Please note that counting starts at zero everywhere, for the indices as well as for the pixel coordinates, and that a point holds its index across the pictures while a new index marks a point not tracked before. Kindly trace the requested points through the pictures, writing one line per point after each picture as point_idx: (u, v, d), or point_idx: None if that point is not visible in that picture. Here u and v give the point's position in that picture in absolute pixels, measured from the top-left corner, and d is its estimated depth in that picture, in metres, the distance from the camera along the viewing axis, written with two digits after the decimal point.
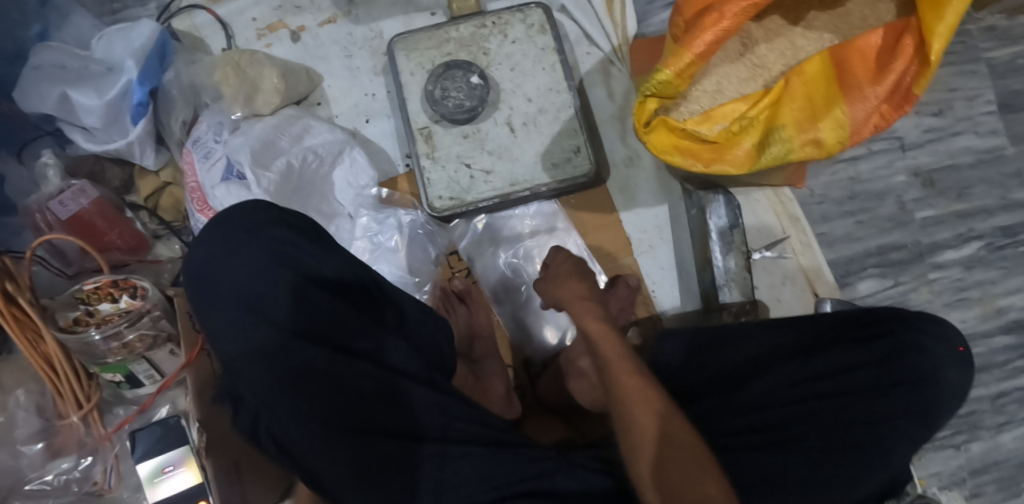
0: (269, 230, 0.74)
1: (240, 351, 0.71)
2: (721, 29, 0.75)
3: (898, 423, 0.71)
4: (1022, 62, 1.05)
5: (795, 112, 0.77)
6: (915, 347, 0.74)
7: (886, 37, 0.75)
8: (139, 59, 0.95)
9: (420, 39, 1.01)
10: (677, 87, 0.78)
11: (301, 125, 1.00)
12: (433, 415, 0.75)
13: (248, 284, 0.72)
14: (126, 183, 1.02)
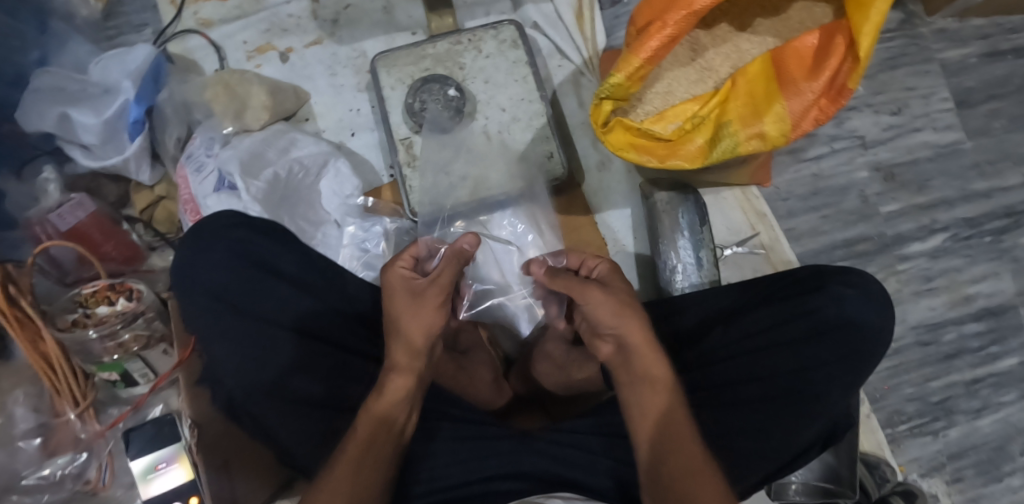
0: (227, 232, 0.81)
1: (217, 339, 0.77)
2: (665, 34, 0.84)
3: (831, 368, 0.75)
4: (972, 61, 1.16)
5: (740, 109, 0.89)
6: (841, 296, 0.77)
7: (821, 37, 0.86)
8: (135, 79, 1.00)
9: (400, 55, 1.06)
10: (629, 89, 0.88)
11: (287, 139, 1.03)
12: None
13: (212, 278, 0.79)
14: (122, 199, 1.08)
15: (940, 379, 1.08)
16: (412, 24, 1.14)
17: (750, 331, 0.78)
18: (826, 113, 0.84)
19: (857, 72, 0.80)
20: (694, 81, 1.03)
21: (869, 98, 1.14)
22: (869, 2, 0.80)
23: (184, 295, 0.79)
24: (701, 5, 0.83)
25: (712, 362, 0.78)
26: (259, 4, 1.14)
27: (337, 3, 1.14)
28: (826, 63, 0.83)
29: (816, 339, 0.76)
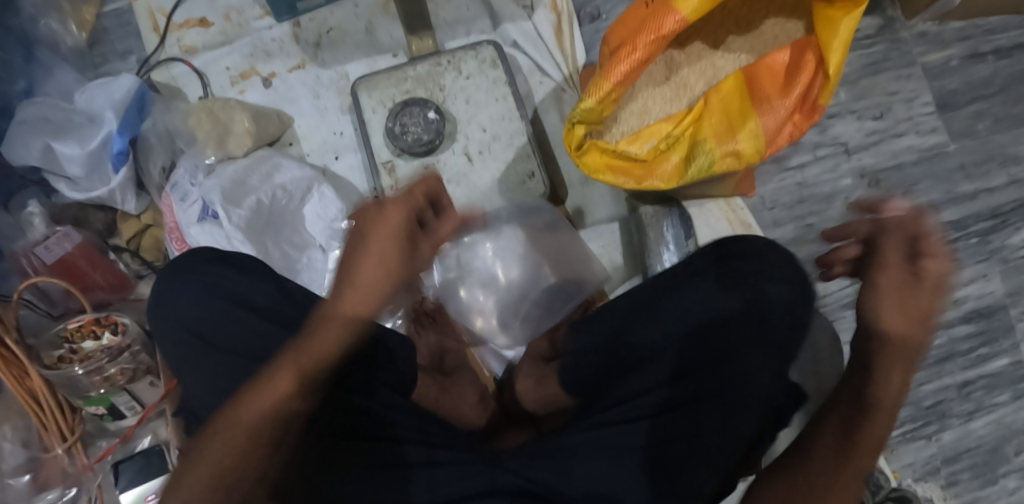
0: (203, 267, 0.78)
1: (189, 372, 0.74)
2: (635, 58, 0.93)
3: (751, 350, 0.73)
4: (955, 63, 1.14)
5: (715, 126, 0.96)
6: (743, 273, 0.75)
7: (791, 55, 0.97)
8: (118, 110, 1.02)
9: (380, 79, 1.07)
10: (600, 113, 0.94)
11: (271, 164, 1.04)
12: (410, 421, 0.75)
13: (192, 316, 0.76)
14: (109, 227, 1.08)
15: (932, 383, 1.08)
16: (393, 45, 1.13)
17: (659, 323, 0.76)
18: (798, 129, 0.92)
19: (828, 88, 0.89)
20: (668, 100, 1.05)
21: (851, 103, 1.14)
22: (836, 23, 0.88)
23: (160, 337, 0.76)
24: (667, 30, 0.92)
25: (634, 365, 0.77)
26: (241, 28, 1.14)
27: (319, 26, 1.13)
28: (798, 80, 0.92)
29: (726, 326, 0.74)
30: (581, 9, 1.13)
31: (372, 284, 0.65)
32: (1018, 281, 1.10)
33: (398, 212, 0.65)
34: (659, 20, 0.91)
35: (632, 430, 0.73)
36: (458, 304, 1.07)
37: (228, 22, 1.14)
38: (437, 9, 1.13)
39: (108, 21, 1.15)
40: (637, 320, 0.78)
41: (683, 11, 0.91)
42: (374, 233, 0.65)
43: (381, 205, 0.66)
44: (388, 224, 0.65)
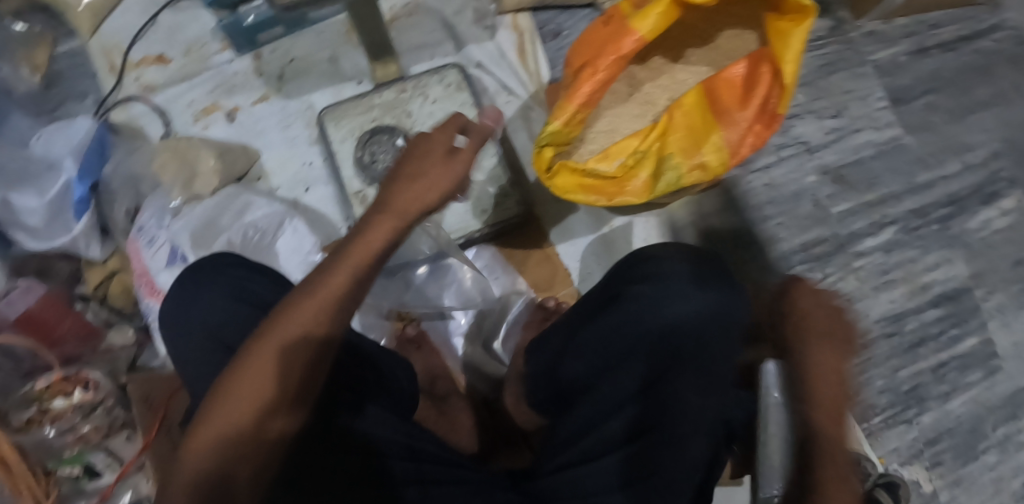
0: (229, 270, 0.74)
1: (207, 382, 0.70)
2: (597, 79, 0.95)
3: (677, 371, 0.66)
4: (903, 59, 1.19)
5: (679, 141, 0.98)
6: (683, 275, 0.69)
7: (747, 67, 0.97)
8: (78, 157, 0.99)
9: (347, 108, 1.07)
10: (568, 134, 0.97)
11: (242, 202, 1.02)
12: (399, 435, 0.71)
13: (213, 318, 0.72)
14: (75, 275, 1.05)
15: (908, 368, 1.11)
16: (357, 72, 1.12)
17: (609, 337, 0.69)
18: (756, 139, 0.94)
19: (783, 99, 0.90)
20: (634, 118, 1.08)
21: (809, 104, 1.17)
22: (789, 33, 0.90)
23: (181, 356, 0.72)
24: (626, 49, 0.94)
25: (599, 374, 0.69)
26: (201, 63, 1.12)
27: (282, 57, 1.12)
28: (756, 92, 0.94)
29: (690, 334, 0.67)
30: (543, 26, 1.14)
31: (374, 250, 0.61)
32: (979, 264, 1.14)
33: (422, 188, 0.62)
34: (618, 39, 0.94)
35: (603, 465, 0.67)
36: (442, 330, 1.08)
37: (188, 58, 1.12)
38: (400, 35, 1.13)
39: (63, 63, 1.12)
40: (582, 336, 0.71)
41: (640, 31, 0.93)
42: (352, 247, 0.61)
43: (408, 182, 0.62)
44: (359, 250, 0.61)
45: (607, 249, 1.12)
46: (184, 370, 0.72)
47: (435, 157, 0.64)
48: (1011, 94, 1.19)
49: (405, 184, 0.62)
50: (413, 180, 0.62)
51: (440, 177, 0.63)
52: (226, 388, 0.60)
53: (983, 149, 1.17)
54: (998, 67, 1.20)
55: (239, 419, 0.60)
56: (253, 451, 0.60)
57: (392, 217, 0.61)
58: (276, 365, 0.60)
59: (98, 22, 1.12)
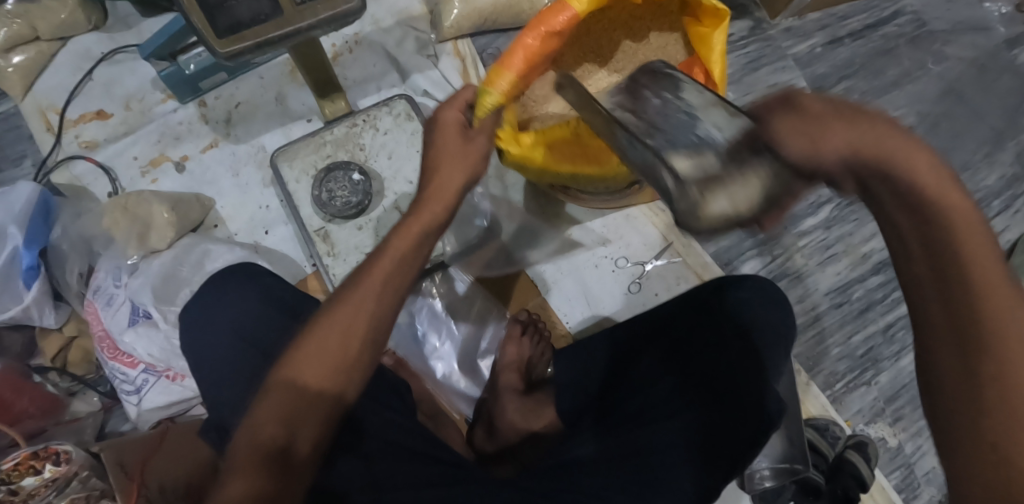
0: (262, 278, 0.79)
1: (236, 382, 0.73)
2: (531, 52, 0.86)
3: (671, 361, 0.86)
4: (819, 50, 1.28)
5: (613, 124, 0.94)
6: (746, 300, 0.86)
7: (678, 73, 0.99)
8: (22, 222, 0.95)
9: (299, 148, 1.06)
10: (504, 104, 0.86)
11: (200, 251, 1.00)
12: (395, 432, 0.79)
13: (241, 320, 0.76)
14: (29, 347, 1.00)
15: (860, 333, 1.19)
16: (306, 110, 1.13)
17: (619, 338, 0.94)
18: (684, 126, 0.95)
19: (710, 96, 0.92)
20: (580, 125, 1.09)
21: (740, 99, 1.24)
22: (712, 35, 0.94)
23: (204, 355, 0.76)
24: (557, 26, 0.86)
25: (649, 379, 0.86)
26: (144, 115, 1.10)
27: (227, 102, 1.11)
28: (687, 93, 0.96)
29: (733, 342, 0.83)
30: (483, 50, 1.16)
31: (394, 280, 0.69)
32: None
33: (453, 178, 0.74)
34: (547, 16, 0.86)
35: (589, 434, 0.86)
36: (418, 354, 1.10)
37: (129, 111, 1.10)
38: (344, 70, 1.15)
39: None
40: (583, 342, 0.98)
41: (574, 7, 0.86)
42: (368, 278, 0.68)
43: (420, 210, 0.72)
44: (382, 265, 0.69)
45: (568, 257, 1.15)
46: (207, 372, 0.75)
47: (451, 131, 0.76)
48: (917, 72, 1.29)
49: (437, 171, 0.74)
50: (441, 170, 0.74)
51: (461, 157, 0.74)
52: (276, 384, 0.65)
53: (900, 125, 1.27)
54: (903, 48, 1.30)
55: (277, 423, 0.63)
56: (284, 476, 0.60)
57: (435, 202, 0.73)
58: (324, 374, 0.65)
59: (30, 82, 1.08)
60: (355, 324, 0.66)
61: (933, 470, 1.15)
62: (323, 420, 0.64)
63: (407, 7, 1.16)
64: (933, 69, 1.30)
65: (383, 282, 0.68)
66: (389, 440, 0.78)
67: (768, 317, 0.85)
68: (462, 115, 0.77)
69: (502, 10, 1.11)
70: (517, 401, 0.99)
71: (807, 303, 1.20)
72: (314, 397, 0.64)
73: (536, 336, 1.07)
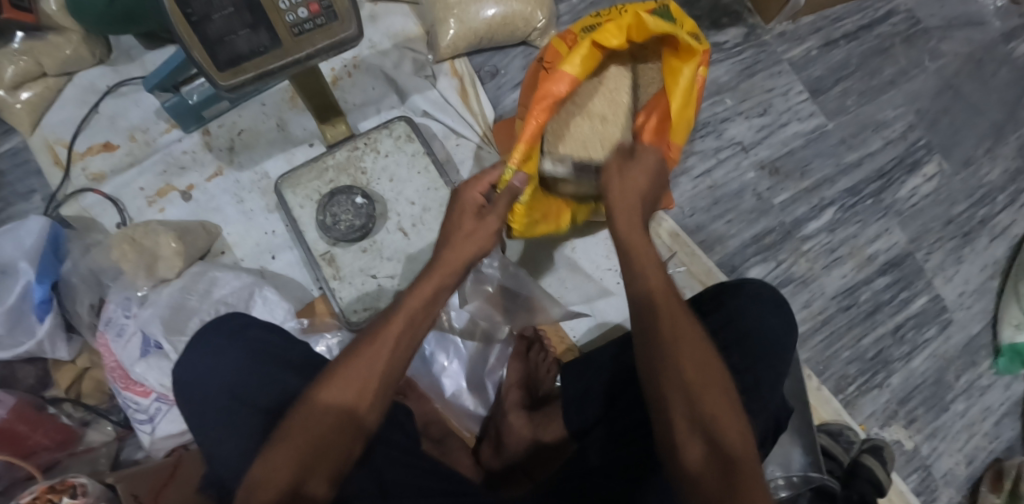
0: (249, 331, 0.80)
1: (231, 436, 0.74)
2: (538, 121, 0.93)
3: None
4: (814, 53, 1.28)
5: None
6: (747, 307, 0.90)
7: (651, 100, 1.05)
8: (33, 258, 0.97)
9: (302, 174, 1.06)
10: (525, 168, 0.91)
11: (208, 279, 1.01)
12: (402, 470, 0.79)
13: (233, 378, 0.76)
14: (43, 379, 1.01)
15: (870, 336, 1.20)
16: (308, 135, 1.14)
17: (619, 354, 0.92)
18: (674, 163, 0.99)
19: (685, 131, 0.97)
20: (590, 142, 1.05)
21: (737, 106, 1.24)
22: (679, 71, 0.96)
23: (196, 416, 0.76)
24: (559, 94, 0.94)
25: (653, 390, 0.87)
26: (148, 147, 1.12)
27: (230, 130, 1.13)
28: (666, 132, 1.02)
29: (735, 350, 0.87)
30: (480, 68, 1.19)
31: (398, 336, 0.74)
32: (914, 228, 1.24)
33: (460, 252, 0.79)
34: (550, 85, 0.93)
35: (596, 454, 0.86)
36: (426, 375, 1.08)
37: (134, 144, 1.12)
38: (344, 94, 1.16)
39: (5, 164, 1.11)
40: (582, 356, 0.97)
41: (568, 75, 0.94)
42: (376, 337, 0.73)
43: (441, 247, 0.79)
44: (395, 321, 0.74)
45: (573, 271, 1.15)
46: (199, 432, 0.76)
47: (467, 211, 0.82)
48: (914, 70, 1.30)
49: (450, 245, 0.79)
50: (453, 242, 0.80)
51: (468, 242, 0.80)
52: (285, 437, 0.69)
53: (899, 124, 1.28)
54: (898, 47, 1.31)
55: (296, 467, 0.67)
56: None
57: (440, 271, 0.78)
58: (344, 414, 0.70)
59: (38, 117, 1.11)
60: (368, 372, 0.72)
61: (949, 471, 1.18)
62: (340, 454, 0.69)
63: (403, 29, 1.18)
64: (929, 66, 1.31)
65: (395, 338, 0.73)
66: (391, 475, 0.78)
67: (770, 323, 0.89)
68: (478, 196, 0.84)
69: (497, 28, 1.13)
70: (521, 418, 0.98)
71: (814, 306, 1.20)
72: (328, 444, 0.69)
73: (542, 353, 1.07)
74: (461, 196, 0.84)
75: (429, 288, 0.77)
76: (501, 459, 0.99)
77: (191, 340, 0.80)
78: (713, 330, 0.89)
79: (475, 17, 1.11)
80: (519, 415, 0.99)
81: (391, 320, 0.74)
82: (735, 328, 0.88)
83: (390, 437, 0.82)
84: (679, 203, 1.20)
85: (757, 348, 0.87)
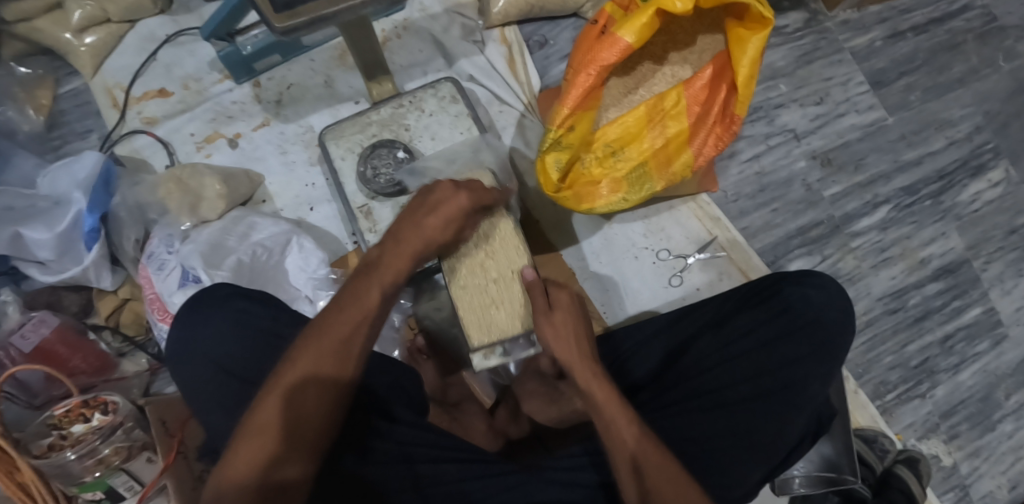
0: (232, 302, 0.77)
1: (219, 410, 0.73)
2: (585, 85, 0.92)
3: (722, 367, 0.81)
4: (878, 44, 1.23)
5: (701, 142, 0.98)
6: (806, 297, 0.83)
7: (716, 63, 0.97)
8: (86, 188, 1.00)
9: (344, 127, 1.05)
10: (573, 135, 0.95)
11: (247, 223, 1.02)
12: (408, 438, 0.81)
13: (219, 349, 0.75)
14: (86, 307, 1.06)
15: (916, 343, 1.12)
16: (354, 93, 1.16)
17: (669, 328, 0.89)
18: (730, 134, 0.97)
19: (742, 101, 0.93)
20: (493, 310, 0.76)
21: (792, 93, 1.20)
22: (746, 38, 0.91)
23: (186, 383, 0.76)
24: (610, 60, 0.91)
25: (688, 377, 0.83)
26: (200, 96, 1.15)
27: (279, 84, 1.16)
28: (726, 95, 0.96)
29: (786, 340, 0.81)
30: (529, 37, 1.18)
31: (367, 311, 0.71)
32: (974, 235, 1.16)
33: (382, 277, 0.72)
34: (599, 51, 0.91)
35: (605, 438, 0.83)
36: None
37: (187, 91, 1.15)
38: (392, 54, 1.16)
39: (65, 102, 1.16)
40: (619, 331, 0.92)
41: (619, 39, 0.90)
42: (342, 306, 0.71)
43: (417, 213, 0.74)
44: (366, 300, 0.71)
45: (608, 246, 1.12)
46: (190, 399, 0.76)
47: (442, 206, 0.73)
48: (986, 69, 1.23)
49: (420, 218, 0.73)
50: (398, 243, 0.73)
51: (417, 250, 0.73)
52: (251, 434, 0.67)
53: (966, 124, 1.21)
54: (971, 44, 1.24)
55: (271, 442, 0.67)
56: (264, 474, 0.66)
57: (407, 250, 0.73)
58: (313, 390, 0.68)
59: (98, 61, 1.15)
60: (330, 353, 0.69)
61: (989, 494, 1.08)
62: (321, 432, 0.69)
63: None
64: (1004, 66, 1.24)
65: (362, 317, 0.71)
66: (413, 439, 0.81)
67: (829, 316, 0.83)
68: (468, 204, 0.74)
69: None
70: (544, 389, 0.96)
71: (858, 307, 1.13)
72: (304, 421, 0.68)
73: None
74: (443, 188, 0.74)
75: (392, 271, 0.73)
76: (518, 426, 0.97)
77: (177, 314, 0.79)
78: (764, 319, 0.83)
79: None
80: (540, 382, 0.97)
81: (364, 300, 0.71)
82: (790, 318, 0.82)
83: (398, 406, 0.83)
84: (724, 187, 1.16)
85: (807, 344, 0.81)
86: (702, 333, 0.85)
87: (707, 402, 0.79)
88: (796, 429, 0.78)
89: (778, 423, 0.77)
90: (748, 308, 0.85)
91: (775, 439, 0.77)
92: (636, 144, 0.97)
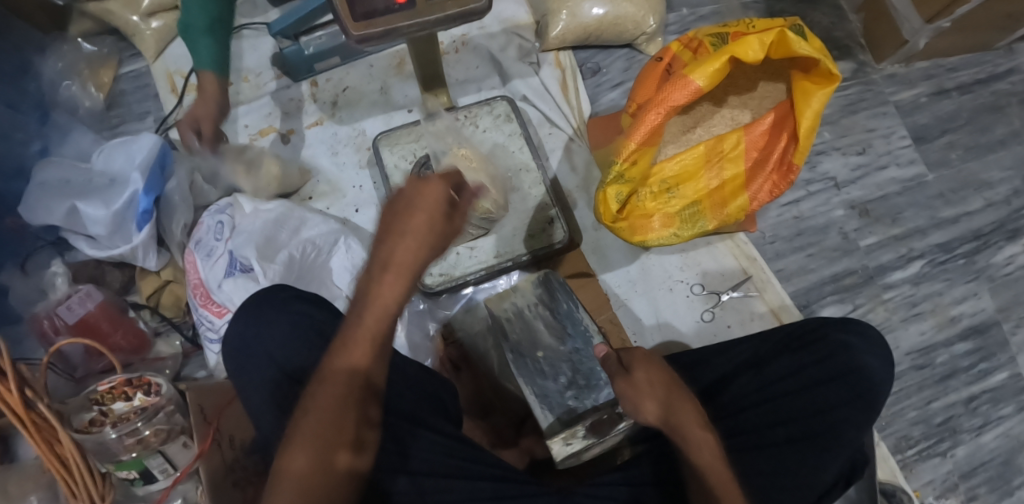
0: (292, 305, 0.80)
1: (269, 407, 0.75)
2: (652, 123, 0.95)
3: (756, 409, 0.81)
4: (923, 100, 1.25)
5: (757, 188, 1.00)
6: (850, 345, 0.83)
7: (775, 115, 1.00)
8: (144, 170, 1.01)
9: (400, 135, 1.10)
10: (634, 170, 0.97)
11: (297, 218, 1.03)
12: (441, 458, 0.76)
13: (280, 349, 0.77)
14: (127, 284, 1.07)
15: (941, 401, 1.11)
16: (408, 102, 1.19)
17: (708, 360, 0.87)
18: (784, 184, 0.99)
19: (801, 151, 0.96)
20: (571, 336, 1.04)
21: (835, 141, 1.23)
22: (811, 92, 0.95)
23: (242, 377, 0.78)
24: (679, 101, 0.95)
25: (725, 416, 0.82)
26: (259, 89, 1.18)
27: (336, 86, 1.19)
28: (780, 144, 0.99)
29: (824, 386, 0.81)
30: (583, 63, 1.21)
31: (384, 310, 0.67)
32: (1005, 297, 1.17)
33: (403, 249, 0.67)
34: (669, 92, 0.95)
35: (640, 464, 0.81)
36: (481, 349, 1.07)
37: (245, 84, 1.18)
38: (448, 68, 1.19)
39: (126, 83, 1.19)
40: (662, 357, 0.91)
41: (689, 83, 0.94)
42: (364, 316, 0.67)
43: (411, 198, 0.67)
44: (375, 318, 0.67)
45: (644, 276, 1.13)
46: (246, 400, 0.78)
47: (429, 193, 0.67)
48: None
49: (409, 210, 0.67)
50: (401, 238, 0.67)
51: (393, 293, 0.67)
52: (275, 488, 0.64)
53: (1004, 187, 1.22)
54: (1014, 107, 1.26)
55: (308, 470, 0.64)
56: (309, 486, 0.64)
57: (401, 268, 0.67)
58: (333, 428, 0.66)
59: (163, 46, 1.18)
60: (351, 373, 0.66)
61: None
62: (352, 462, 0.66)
63: (513, 16, 1.21)
64: None
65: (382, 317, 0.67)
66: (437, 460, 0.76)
67: (876, 367, 0.83)
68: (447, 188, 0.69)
69: (607, 27, 1.15)
70: None
71: None
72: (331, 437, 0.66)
73: None
74: (427, 177, 0.68)
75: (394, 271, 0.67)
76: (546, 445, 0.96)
77: (241, 307, 0.81)
78: (802, 365, 0.83)
79: (588, 13, 1.13)
80: None
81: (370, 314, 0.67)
82: (827, 366, 0.82)
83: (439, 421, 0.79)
84: (762, 228, 1.18)
85: (846, 390, 0.81)
86: (739, 374, 0.84)
87: (747, 443, 0.79)
88: (831, 472, 0.78)
89: (816, 467, 0.77)
90: (786, 351, 0.84)
91: (810, 482, 0.77)
92: (692, 183, 1.00)
